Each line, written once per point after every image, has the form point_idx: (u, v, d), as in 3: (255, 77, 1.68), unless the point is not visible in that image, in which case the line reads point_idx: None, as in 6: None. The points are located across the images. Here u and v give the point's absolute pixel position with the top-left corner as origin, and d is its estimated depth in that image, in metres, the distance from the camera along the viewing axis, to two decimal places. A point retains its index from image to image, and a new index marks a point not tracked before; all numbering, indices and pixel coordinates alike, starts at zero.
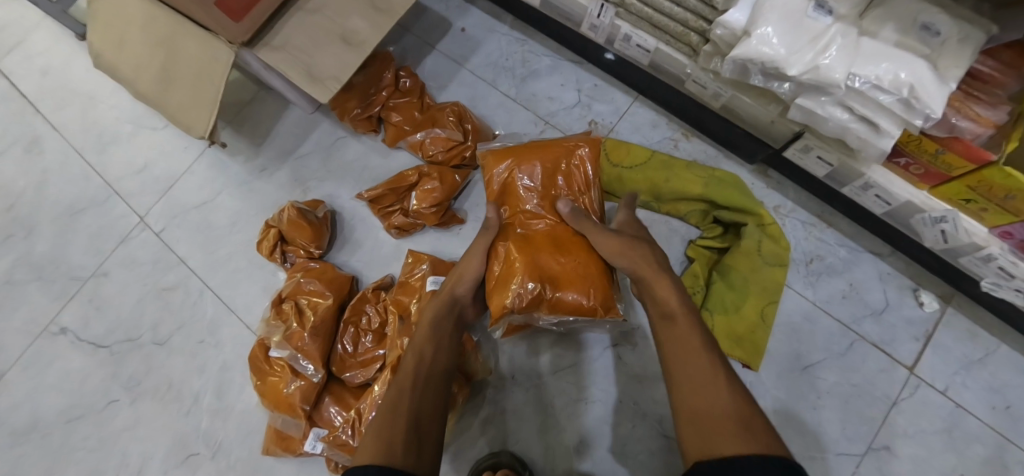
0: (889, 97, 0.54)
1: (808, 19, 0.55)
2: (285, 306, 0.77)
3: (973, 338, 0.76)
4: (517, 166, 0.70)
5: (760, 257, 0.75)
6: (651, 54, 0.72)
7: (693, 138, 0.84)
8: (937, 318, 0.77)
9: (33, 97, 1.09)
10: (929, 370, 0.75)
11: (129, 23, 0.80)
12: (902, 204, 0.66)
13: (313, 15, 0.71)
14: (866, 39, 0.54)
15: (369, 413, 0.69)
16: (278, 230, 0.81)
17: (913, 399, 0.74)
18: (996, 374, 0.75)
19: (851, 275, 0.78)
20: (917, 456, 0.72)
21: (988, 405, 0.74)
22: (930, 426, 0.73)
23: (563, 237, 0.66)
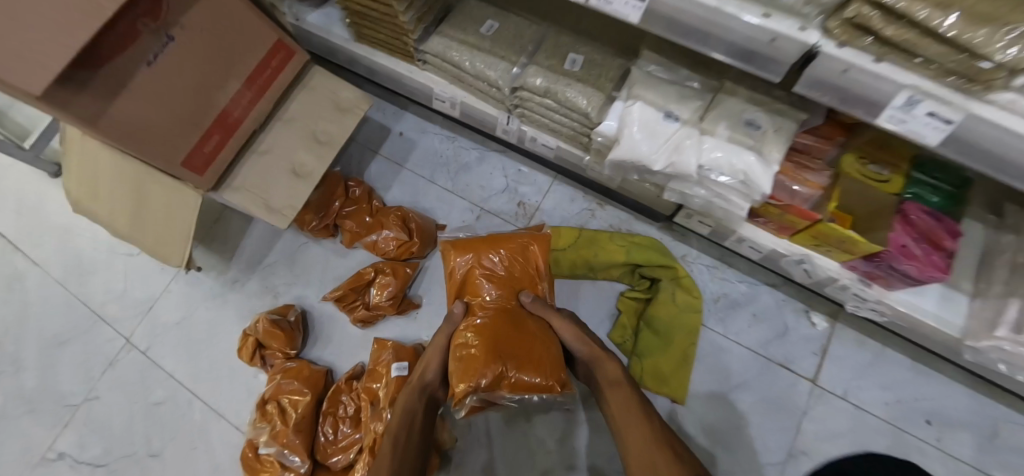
0: (730, 179, 0.69)
1: (660, 125, 0.69)
2: (268, 407, 0.86)
3: (861, 345, 0.90)
4: (474, 258, 0.82)
5: (674, 305, 0.88)
6: (555, 150, 0.87)
7: (606, 206, 0.98)
8: (828, 333, 0.90)
9: (12, 236, 1.17)
10: (829, 379, 0.88)
11: (100, 174, 0.91)
12: (770, 251, 0.80)
13: (265, 156, 0.85)
14: (707, 137, 0.68)
15: None
16: (256, 338, 0.91)
17: (821, 407, 0.87)
18: (883, 374, 0.88)
19: (754, 306, 0.92)
20: (830, 456, 0.84)
21: (880, 401, 0.87)
22: (837, 428, 0.86)
23: (518, 321, 0.76)
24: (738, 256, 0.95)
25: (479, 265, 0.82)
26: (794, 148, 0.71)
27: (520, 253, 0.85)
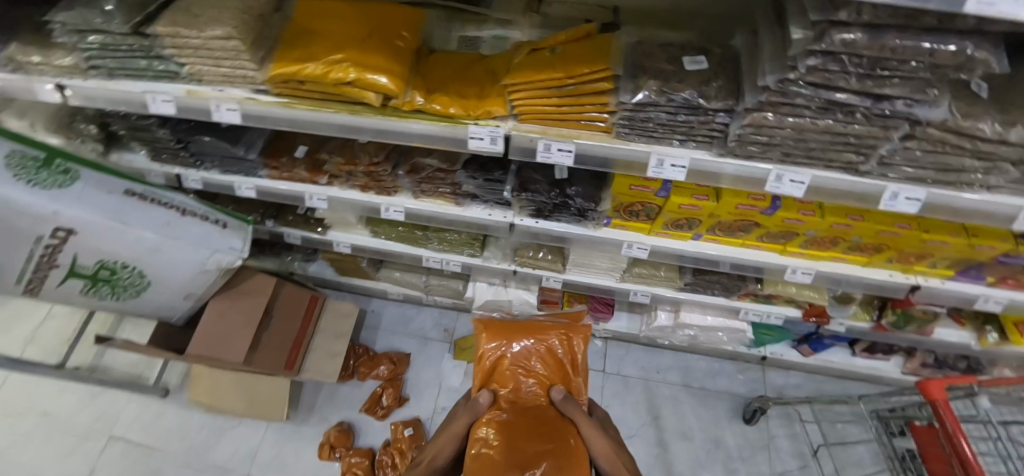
0: (522, 300, 1.67)
1: (489, 287, 1.68)
2: (348, 474, 1.71)
3: (616, 347, 1.93)
4: (508, 347, 1.26)
5: None
6: (453, 303, 1.87)
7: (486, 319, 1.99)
8: (601, 347, 1.92)
9: (143, 441, 1.87)
10: (608, 367, 1.88)
11: (227, 386, 1.75)
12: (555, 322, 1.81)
13: (315, 350, 1.75)
14: (508, 288, 1.68)
15: None
16: (330, 443, 1.77)
17: (607, 381, 1.85)
18: (628, 357, 1.91)
19: None
20: (617, 402, 1.81)
21: (630, 370, 1.88)
22: (617, 388, 1.84)
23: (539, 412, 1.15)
24: None
25: (511, 352, 1.26)
26: (544, 290, 1.69)
27: (542, 350, 1.27)
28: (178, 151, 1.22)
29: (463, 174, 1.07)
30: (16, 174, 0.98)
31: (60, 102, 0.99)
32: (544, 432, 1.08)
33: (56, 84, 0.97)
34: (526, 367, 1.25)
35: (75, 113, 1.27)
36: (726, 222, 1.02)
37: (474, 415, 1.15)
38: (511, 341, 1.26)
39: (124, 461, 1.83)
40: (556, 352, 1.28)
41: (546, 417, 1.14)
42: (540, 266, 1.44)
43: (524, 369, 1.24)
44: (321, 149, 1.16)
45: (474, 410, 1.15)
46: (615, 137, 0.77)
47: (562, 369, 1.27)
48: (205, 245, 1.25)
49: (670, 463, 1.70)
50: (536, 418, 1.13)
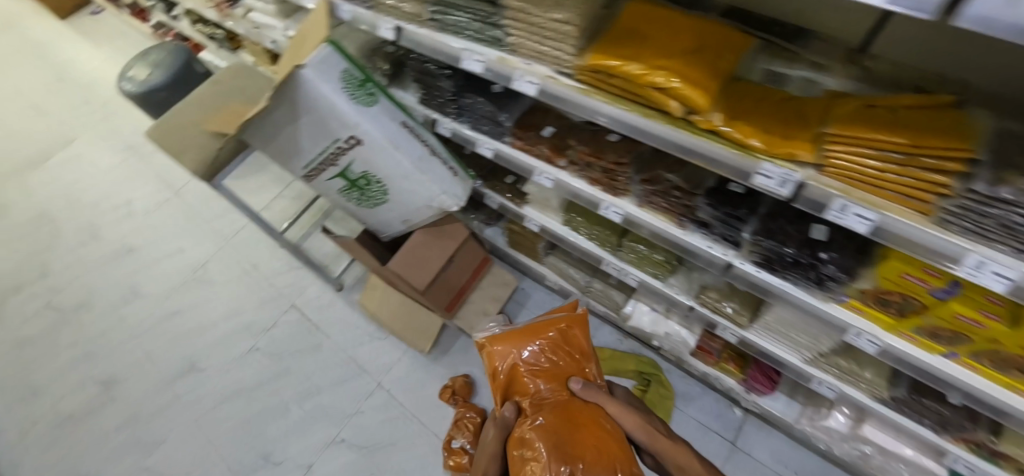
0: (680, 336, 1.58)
1: (650, 311, 1.63)
2: (459, 423, 1.81)
3: (757, 426, 1.75)
4: (518, 352, 1.19)
5: (659, 395, 1.73)
6: (603, 313, 1.82)
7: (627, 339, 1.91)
8: (740, 420, 1.76)
9: (315, 320, 2.16)
10: (738, 442, 1.73)
11: (391, 303, 1.96)
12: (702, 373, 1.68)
13: (471, 304, 1.86)
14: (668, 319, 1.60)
15: None
16: (452, 388, 1.90)
17: (734, 456, 1.69)
18: (764, 443, 1.72)
19: (701, 399, 1.80)
20: None
21: (763, 457, 1.70)
22: (743, 467, 1.68)
23: (570, 404, 1.08)
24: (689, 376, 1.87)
25: (523, 357, 1.19)
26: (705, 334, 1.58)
27: (547, 346, 1.20)
28: (446, 101, 1.39)
29: (703, 201, 1.06)
30: (344, 85, 1.20)
31: (391, 40, 1.20)
32: (570, 419, 1.02)
33: (396, 26, 1.17)
34: (539, 367, 1.18)
35: (384, 41, 1.54)
36: (1006, 354, 0.84)
37: (507, 433, 1.08)
38: (517, 347, 1.20)
39: (298, 329, 2.15)
40: (561, 340, 1.22)
41: (575, 406, 1.07)
42: (723, 315, 1.36)
43: (541, 368, 1.17)
44: (568, 134, 1.23)
45: (503, 425, 1.09)
46: (934, 223, 0.68)
47: (571, 359, 1.20)
48: (438, 183, 1.40)
49: None
50: (565, 408, 1.06)
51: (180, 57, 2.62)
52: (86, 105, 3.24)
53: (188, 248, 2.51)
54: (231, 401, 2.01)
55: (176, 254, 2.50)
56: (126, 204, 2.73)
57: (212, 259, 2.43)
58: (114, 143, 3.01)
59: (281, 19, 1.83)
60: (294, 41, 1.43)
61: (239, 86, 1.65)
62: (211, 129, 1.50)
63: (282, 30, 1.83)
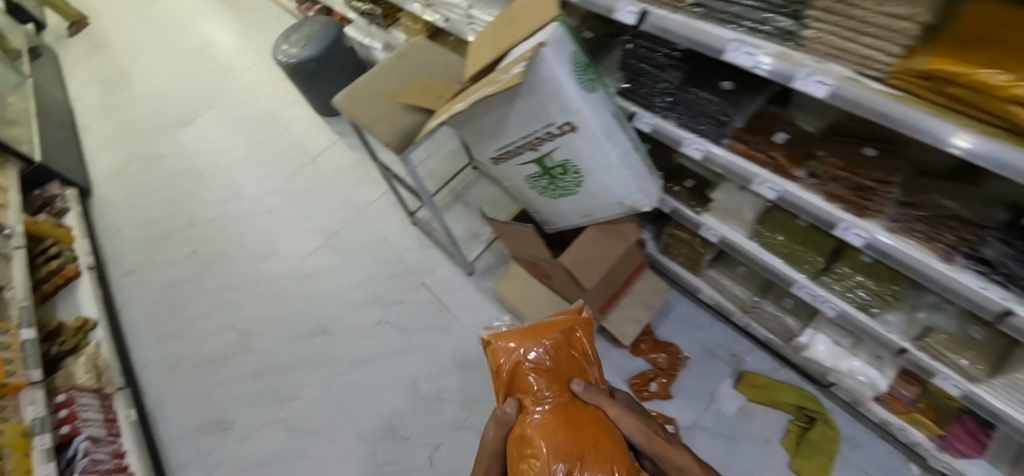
0: (867, 378, 1.43)
1: (831, 346, 1.50)
2: None
3: None
4: (521, 350, 1.01)
5: (823, 436, 1.58)
6: (765, 338, 1.70)
7: (785, 368, 1.74)
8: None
9: (444, 299, 2.17)
10: None
11: (532, 292, 1.90)
12: (882, 420, 1.51)
13: (621, 307, 1.75)
14: (852, 357, 1.46)
15: None
16: None
17: None
18: None
19: (872, 448, 1.57)
20: None
21: None
22: None
23: (575, 406, 0.94)
24: (850, 418, 1.61)
25: (528, 355, 1.01)
26: (899, 375, 1.44)
27: (552, 346, 1.02)
28: (655, 93, 1.31)
29: (995, 235, 0.88)
30: (575, 69, 1.15)
31: (630, 24, 1.13)
32: (572, 423, 0.88)
33: (642, 10, 1.11)
34: (542, 365, 1.00)
35: (583, 22, 1.53)
36: None
37: (506, 434, 0.94)
38: (519, 343, 1.02)
39: (427, 307, 2.16)
40: (569, 342, 1.05)
41: (579, 410, 0.93)
42: (952, 367, 1.15)
43: (545, 366, 0.99)
44: (807, 146, 1.14)
45: (502, 423, 0.94)
46: None
47: (576, 360, 1.03)
48: (637, 182, 1.31)
49: None
50: (565, 409, 0.92)
51: (333, 32, 2.59)
52: (232, 69, 3.41)
53: (323, 216, 2.59)
54: (360, 372, 2.04)
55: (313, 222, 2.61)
56: (268, 169, 2.88)
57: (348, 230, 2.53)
58: (255, 107, 3.14)
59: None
60: (504, 16, 1.41)
61: (426, 60, 1.64)
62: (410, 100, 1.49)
63: (464, 6, 1.76)
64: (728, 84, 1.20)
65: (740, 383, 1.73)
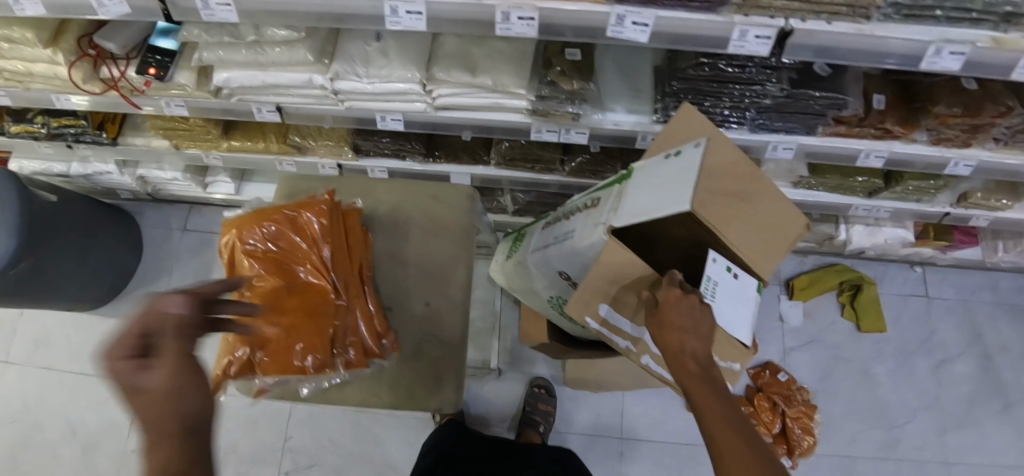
0: (893, 239, 1.49)
1: (869, 232, 1.49)
2: None
3: (974, 272, 1.70)
4: (238, 234, 0.70)
5: (869, 301, 1.63)
6: (800, 248, 1.68)
7: (813, 257, 1.72)
8: (957, 272, 1.70)
9: (487, 410, 1.60)
10: (967, 292, 1.68)
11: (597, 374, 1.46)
12: (918, 256, 1.63)
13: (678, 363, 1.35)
14: (878, 228, 1.49)
15: (806, 440, 1.50)
16: None
17: (972, 306, 1.67)
18: (990, 285, 1.69)
19: (913, 273, 1.71)
20: (992, 330, 1.64)
21: (994, 295, 1.68)
22: (988, 311, 1.66)
23: (301, 298, 0.69)
24: (888, 261, 1.72)
25: (247, 240, 0.70)
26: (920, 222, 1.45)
27: (281, 231, 0.70)
28: (729, 109, 0.94)
29: None
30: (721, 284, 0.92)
31: (765, 54, 0.71)
32: (274, 314, 0.67)
33: (782, 28, 0.68)
34: (263, 249, 0.70)
35: (538, 53, 0.96)
36: None
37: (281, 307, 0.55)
38: (235, 231, 0.70)
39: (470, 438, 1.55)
40: (299, 231, 0.71)
41: (290, 302, 0.68)
42: (981, 207, 1.29)
43: (256, 250, 0.70)
44: (909, 104, 0.98)
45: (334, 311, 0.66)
46: None
47: (307, 248, 0.71)
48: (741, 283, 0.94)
49: None
50: (271, 303, 0.68)
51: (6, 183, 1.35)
52: None
53: (229, 432, 1.58)
54: None
55: (222, 452, 1.57)
56: (60, 431, 1.59)
57: (289, 423, 1.60)
58: None
59: (316, 66, 0.92)
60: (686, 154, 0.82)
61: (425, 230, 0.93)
62: (400, 302, 0.85)
63: (328, 86, 0.94)
64: (820, 64, 0.92)
65: (792, 293, 1.66)
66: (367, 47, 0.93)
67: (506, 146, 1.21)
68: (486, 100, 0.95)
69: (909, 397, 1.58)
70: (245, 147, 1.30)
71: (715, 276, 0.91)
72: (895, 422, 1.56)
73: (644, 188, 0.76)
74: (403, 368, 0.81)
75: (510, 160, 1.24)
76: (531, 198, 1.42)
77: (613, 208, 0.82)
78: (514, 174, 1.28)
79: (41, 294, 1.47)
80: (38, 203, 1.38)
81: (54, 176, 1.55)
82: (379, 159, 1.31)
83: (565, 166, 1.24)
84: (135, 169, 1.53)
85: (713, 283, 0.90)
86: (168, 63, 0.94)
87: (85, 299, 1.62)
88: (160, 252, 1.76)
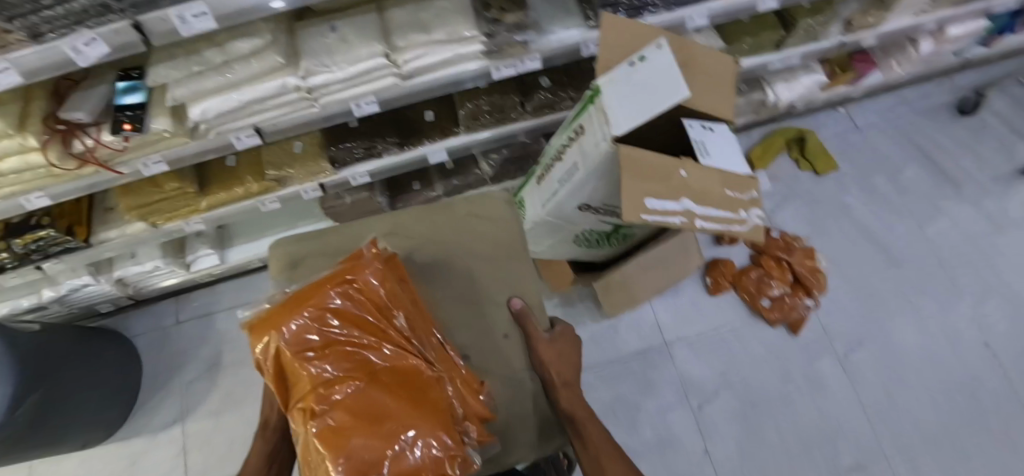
0: (813, 83, 1.68)
1: (794, 83, 1.66)
2: (755, 289, 1.65)
3: (876, 99, 1.98)
4: (283, 329, 0.59)
5: (814, 147, 1.85)
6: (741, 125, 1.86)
7: (754, 131, 1.92)
8: (863, 103, 1.97)
9: None
10: (876, 115, 1.96)
11: (624, 292, 1.56)
12: (833, 97, 1.87)
13: (676, 248, 1.48)
14: (799, 78, 1.67)
15: (815, 276, 1.65)
16: (714, 278, 1.67)
17: (885, 125, 1.95)
18: (891, 105, 1.98)
19: (834, 115, 1.96)
20: (906, 139, 1.93)
21: (897, 111, 1.97)
22: (896, 125, 1.95)
23: (389, 376, 0.60)
24: (812, 113, 1.95)
25: (297, 329, 0.59)
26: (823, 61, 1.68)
27: (335, 310, 0.62)
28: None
29: None
30: (709, 140, 0.98)
31: None
32: (371, 414, 0.56)
33: None
34: (321, 339, 0.60)
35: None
36: None
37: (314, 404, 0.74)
38: (276, 328, 0.59)
39: None
40: (354, 302, 0.63)
41: (383, 385, 0.58)
42: (868, 27, 1.52)
43: (309, 344, 0.59)
44: None
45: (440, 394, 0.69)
46: None
47: (373, 317, 0.63)
48: (718, 131, 1.02)
49: (962, 158, 1.91)
50: (359, 399, 0.57)
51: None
52: None
53: None
54: None
55: None
56: None
57: None
58: None
59: (287, 68, 0.97)
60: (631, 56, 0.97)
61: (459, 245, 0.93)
62: (479, 339, 0.84)
63: (302, 85, 0.99)
64: None
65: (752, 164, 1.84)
66: (326, 39, 0.99)
67: (472, 107, 1.31)
68: (446, 53, 1.05)
69: (873, 212, 1.81)
70: (223, 200, 1.30)
71: (700, 136, 0.97)
72: (870, 237, 1.77)
73: (626, 95, 0.92)
74: (514, 423, 0.78)
75: (477, 120, 1.33)
76: (507, 155, 1.51)
77: (604, 125, 0.94)
78: (486, 134, 1.37)
79: (55, 432, 1.36)
80: (25, 335, 1.30)
81: (26, 311, 1.46)
82: (356, 165, 1.34)
83: (527, 107, 1.34)
84: (111, 274, 1.47)
85: (702, 141, 0.96)
86: (141, 115, 0.95)
87: (100, 426, 1.51)
88: (159, 356, 1.68)
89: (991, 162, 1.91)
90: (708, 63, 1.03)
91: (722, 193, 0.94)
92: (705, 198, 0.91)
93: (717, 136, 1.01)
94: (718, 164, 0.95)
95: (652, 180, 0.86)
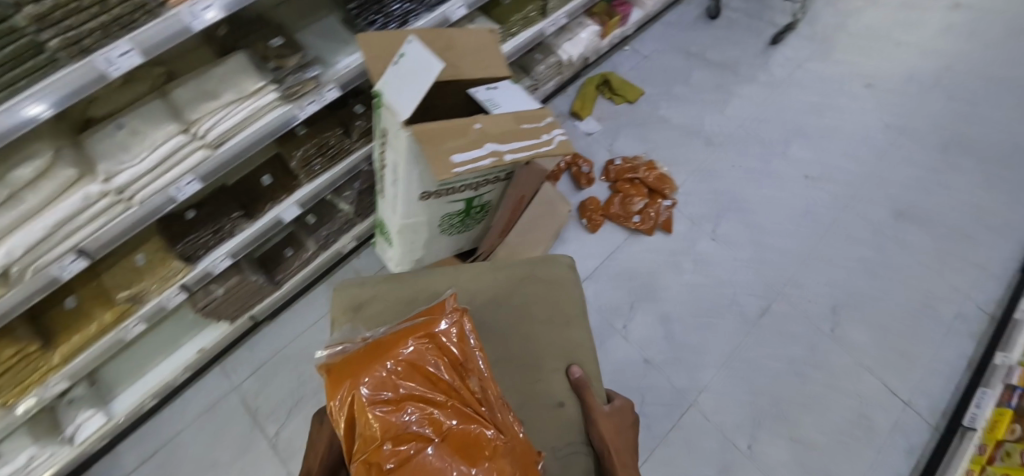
0: (589, 35, 1.97)
1: (573, 42, 1.95)
2: (622, 213, 1.86)
3: (647, 31, 2.35)
4: (365, 375, 0.65)
5: (618, 83, 2.13)
6: (555, 87, 2.10)
7: (568, 89, 2.16)
8: (639, 37, 2.33)
9: None
10: (653, 42, 2.32)
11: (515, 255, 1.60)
12: (613, 40, 2.18)
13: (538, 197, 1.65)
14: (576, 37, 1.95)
15: (664, 180, 1.90)
16: (587, 216, 1.86)
17: (662, 47, 2.31)
18: (659, 31, 2.36)
19: (622, 54, 2.28)
20: (682, 51, 2.30)
21: (666, 34, 2.35)
22: (671, 43, 2.32)
23: (457, 433, 0.62)
24: (606, 59, 2.26)
25: (376, 375, 0.65)
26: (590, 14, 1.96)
27: (410, 363, 0.67)
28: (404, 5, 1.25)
29: None
30: (495, 95, 1.12)
31: None
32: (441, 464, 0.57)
33: None
34: (397, 389, 0.64)
35: (251, 54, 1.13)
36: None
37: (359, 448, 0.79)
38: (356, 376, 0.65)
39: None
40: (427, 357, 0.68)
41: (453, 438, 0.61)
42: None
43: (383, 391, 0.63)
44: None
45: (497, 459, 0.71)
46: None
47: (446, 374, 0.68)
48: (502, 85, 1.17)
49: (727, 50, 2.32)
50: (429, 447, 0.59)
51: None
52: None
53: None
54: None
55: None
56: None
57: None
58: None
59: (85, 178, 0.96)
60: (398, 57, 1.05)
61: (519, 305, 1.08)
62: (533, 401, 0.97)
63: (106, 188, 0.97)
64: None
65: (578, 115, 2.07)
66: (116, 137, 0.99)
67: (301, 154, 1.36)
68: (242, 112, 1.09)
69: (685, 113, 2.12)
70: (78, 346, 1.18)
71: (486, 96, 1.11)
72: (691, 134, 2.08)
73: (398, 88, 0.96)
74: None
75: (312, 163, 1.39)
76: (360, 186, 1.60)
77: (394, 118, 0.98)
78: (328, 173, 1.43)
79: None
80: None
81: None
82: (212, 250, 1.32)
83: (352, 136, 1.44)
84: None
85: (490, 99, 1.10)
86: None
87: None
88: None
89: (749, 45, 2.34)
90: (466, 41, 1.18)
91: (519, 128, 1.06)
92: (504, 136, 1.02)
93: (502, 90, 1.15)
94: (506, 111, 1.08)
95: (453, 139, 0.96)
